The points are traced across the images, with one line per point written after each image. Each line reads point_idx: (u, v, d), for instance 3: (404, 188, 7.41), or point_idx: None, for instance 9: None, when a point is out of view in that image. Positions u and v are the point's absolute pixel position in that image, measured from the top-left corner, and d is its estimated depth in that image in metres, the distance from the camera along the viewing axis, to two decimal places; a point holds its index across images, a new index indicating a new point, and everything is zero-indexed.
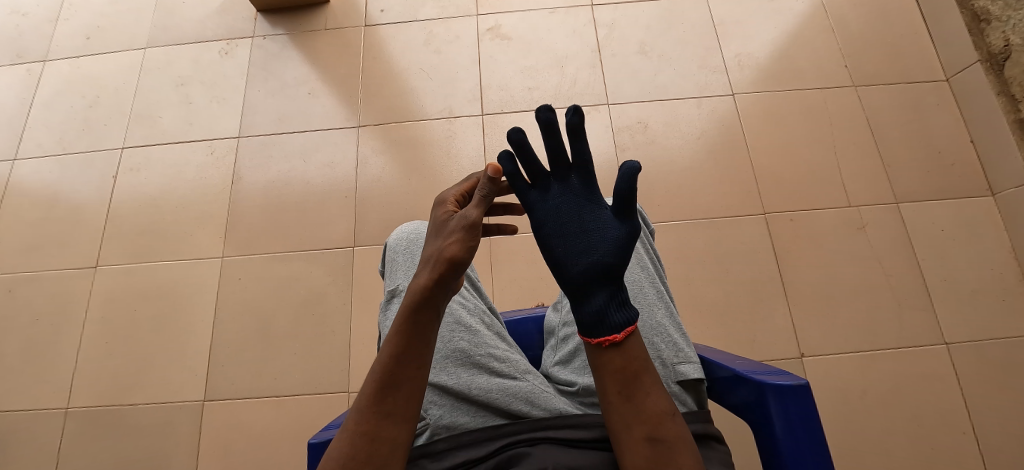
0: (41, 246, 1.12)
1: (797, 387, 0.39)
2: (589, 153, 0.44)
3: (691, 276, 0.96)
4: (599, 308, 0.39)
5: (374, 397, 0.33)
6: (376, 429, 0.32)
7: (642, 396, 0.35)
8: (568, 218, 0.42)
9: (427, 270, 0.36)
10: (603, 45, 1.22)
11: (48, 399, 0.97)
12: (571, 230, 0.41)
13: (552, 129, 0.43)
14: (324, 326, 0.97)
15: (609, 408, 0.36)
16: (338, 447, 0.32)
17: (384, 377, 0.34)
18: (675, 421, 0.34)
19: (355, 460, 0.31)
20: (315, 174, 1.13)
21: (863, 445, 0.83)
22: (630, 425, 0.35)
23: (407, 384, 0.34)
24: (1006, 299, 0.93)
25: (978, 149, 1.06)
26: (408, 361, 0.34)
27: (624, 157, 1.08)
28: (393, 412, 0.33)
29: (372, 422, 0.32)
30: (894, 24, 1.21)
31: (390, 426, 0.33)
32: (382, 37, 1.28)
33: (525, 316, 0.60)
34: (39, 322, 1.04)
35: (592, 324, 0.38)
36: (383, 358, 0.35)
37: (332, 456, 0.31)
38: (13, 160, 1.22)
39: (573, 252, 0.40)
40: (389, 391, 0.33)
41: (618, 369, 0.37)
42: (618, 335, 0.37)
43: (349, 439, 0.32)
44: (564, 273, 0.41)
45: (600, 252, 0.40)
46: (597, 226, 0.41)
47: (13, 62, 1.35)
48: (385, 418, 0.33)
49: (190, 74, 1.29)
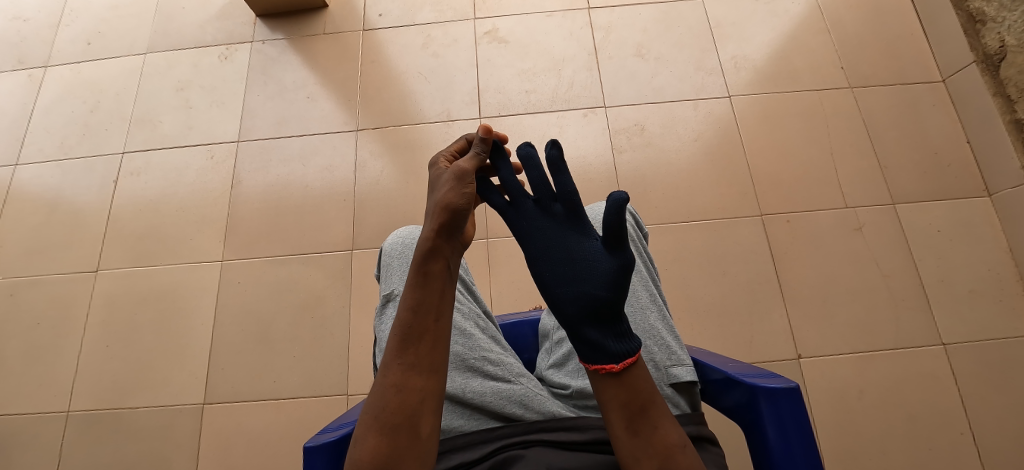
0: (42, 251, 1.13)
1: (788, 390, 0.40)
2: (573, 184, 0.45)
3: (689, 278, 0.97)
4: (593, 339, 0.39)
5: (397, 350, 0.35)
6: (403, 381, 0.35)
7: (651, 430, 0.35)
8: (557, 248, 0.43)
9: (432, 220, 0.40)
10: (599, 47, 1.23)
11: (49, 402, 0.98)
12: (562, 262, 0.42)
13: (533, 163, 0.48)
14: (323, 329, 0.98)
15: (618, 444, 0.36)
16: (373, 399, 0.34)
17: (405, 330, 0.36)
18: (686, 452, 0.35)
19: (388, 411, 0.33)
20: (315, 178, 1.13)
21: (861, 446, 0.83)
22: (639, 458, 0.35)
23: (428, 334, 0.37)
24: (1002, 298, 0.94)
25: (975, 150, 1.06)
26: (424, 313, 0.37)
27: (621, 160, 1.09)
28: (417, 363, 0.35)
29: (398, 374, 0.35)
30: (890, 25, 1.21)
31: (416, 377, 0.35)
32: (380, 41, 1.29)
33: (520, 319, 0.60)
34: (40, 326, 1.05)
35: (591, 351, 0.39)
36: (403, 314, 0.37)
37: (368, 410, 0.34)
38: (15, 165, 1.23)
39: (565, 285, 0.41)
40: (409, 343, 0.36)
41: (624, 404, 0.37)
42: (616, 365, 0.38)
43: (381, 392, 0.34)
44: (559, 303, 0.41)
45: (587, 284, 0.40)
46: (587, 258, 0.42)
47: (14, 68, 1.36)
48: (409, 370, 0.35)
49: (190, 78, 1.30)
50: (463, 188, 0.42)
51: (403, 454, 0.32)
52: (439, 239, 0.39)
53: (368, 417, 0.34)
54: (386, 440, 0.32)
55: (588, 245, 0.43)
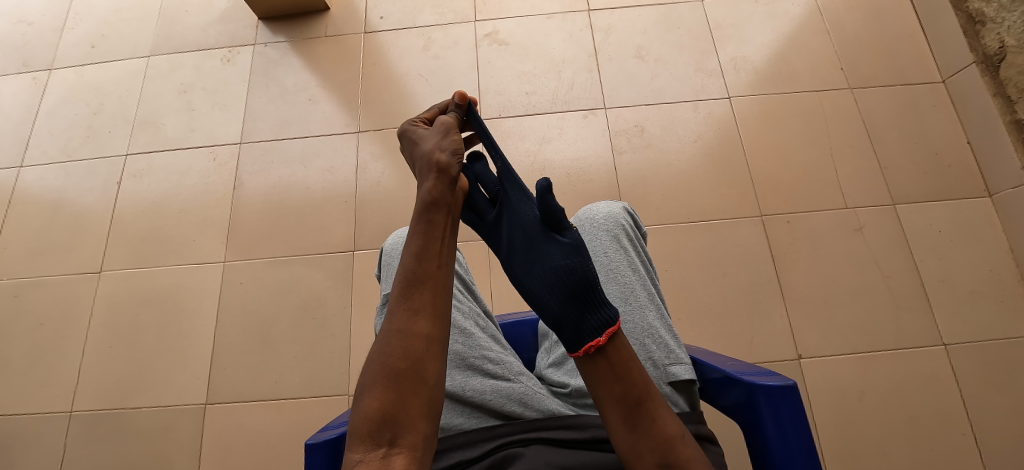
0: (46, 252, 1.13)
1: (785, 388, 0.39)
2: (509, 168, 0.48)
3: (688, 278, 0.97)
4: (574, 323, 0.38)
5: (402, 297, 0.37)
6: (408, 327, 0.35)
7: (650, 423, 0.35)
8: (519, 243, 0.44)
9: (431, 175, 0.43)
10: (599, 49, 1.23)
11: (52, 402, 0.98)
12: (526, 256, 0.43)
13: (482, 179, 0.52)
14: (324, 330, 0.98)
15: (618, 439, 0.36)
16: (377, 348, 0.35)
17: (409, 275, 0.37)
18: (687, 443, 0.35)
19: (394, 356, 0.34)
20: (316, 180, 1.14)
21: (862, 446, 0.83)
22: (639, 453, 0.34)
23: (430, 281, 0.38)
24: (1002, 299, 0.94)
25: (975, 150, 1.06)
26: (428, 259, 0.38)
27: (620, 161, 1.09)
28: (421, 309, 0.37)
29: (403, 321, 0.36)
30: (888, 26, 1.22)
31: (421, 322, 0.36)
32: (381, 44, 1.30)
33: (520, 319, 0.61)
34: (43, 327, 1.06)
35: (573, 335, 0.38)
36: (407, 261, 0.38)
37: (373, 360, 0.35)
38: (20, 166, 1.24)
39: (535, 280, 0.42)
40: (414, 288, 0.37)
41: (621, 397, 0.36)
42: (601, 339, 0.37)
43: (386, 339, 0.35)
44: (536, 296, 0.42)
45: (550, 265, 0.41)
46: (541, 242, 0.42)
47: (18, 71, 1.37)
48: (414, 316, 0.36)
49: (193, 80, 1.31)
50: (450, 137, 0.47)
51: (411, 396, 0.33)
52: (441, 188, 0.42)
53: (373, 366, 0.34)
54: (391, 387, 0.33)
55: (533, 227, 0.44)
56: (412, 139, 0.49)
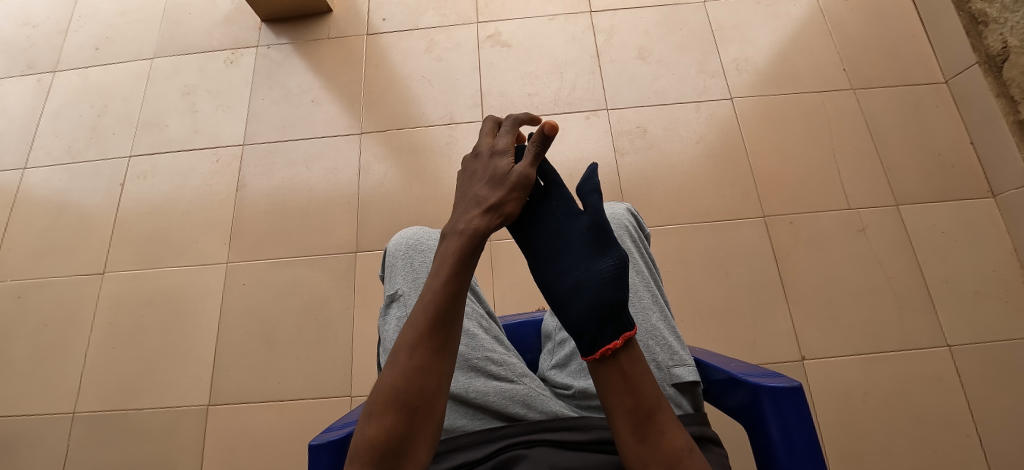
0: (51, 253, 1.14)
1: (791, 389, 0.39)
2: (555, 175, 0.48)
3: (691, 279, 0.97)
4: (600, 333, 0.37)
5: (426, 334, 0.33)
6: (427, 365, 0.33)
7: (658, 435, 0.34)
8: (556, 248, 0.43)
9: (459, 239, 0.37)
10: (602, 50, 1.23)
11: (56, 403, 0.99)
12: (562, 263, 0.42)
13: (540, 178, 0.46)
14: (327, 330, 0.98)
15: (625, 449, 0.35)
16: (391, 378, 0.33)
17: (437, 313, 0.34)
18: (692, 457, 0.34)
19: (410, 393, 0.32)
20: (319, 181, 1.14)
21: (866, 447, 0.83)
22: (647, 464, 0.33)
23: (454, 321, 0.35)
24: (1007, 299, 0.93)
25: (978, 151, 1.06)
26: (457, 298, 0.35)
27: (623, 163, 1.09)
28: (442, 347, 0.34)
29: (423, 358, 0.33)
30: (891, 26, 1.22)
31: (440, 361, 0.34)
32: (383, 45, 1.30)
33: (523, 319, 0.61)
34: (47, 328, 1.06)
35: (590, 340, 0.37)
36: (431, 296, 0.34)
37: (383, 386, 0.33)
38: (24, 168, 1.25)
39: (568, 289, 0.40)
40: (440, 328, 0.34)
41: (630, 409, 0.35)
42: (618, 342, 0.36)
43: (402, 373, 0.32)
44: (564, 302, 0.40)
45: (588, 276, 0.40)
46: (584, 255, 0.41)
47: (24, 73, 1.38)
48: (435, 353, 0.34)
49: (197, 82, 1.31)
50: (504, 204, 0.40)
51: (419, 430, 0.32)
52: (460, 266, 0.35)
53: (384, 394, 0.32)
54: (401, 422, 0.31)
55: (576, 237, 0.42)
56: (488, 168, 0.43)
